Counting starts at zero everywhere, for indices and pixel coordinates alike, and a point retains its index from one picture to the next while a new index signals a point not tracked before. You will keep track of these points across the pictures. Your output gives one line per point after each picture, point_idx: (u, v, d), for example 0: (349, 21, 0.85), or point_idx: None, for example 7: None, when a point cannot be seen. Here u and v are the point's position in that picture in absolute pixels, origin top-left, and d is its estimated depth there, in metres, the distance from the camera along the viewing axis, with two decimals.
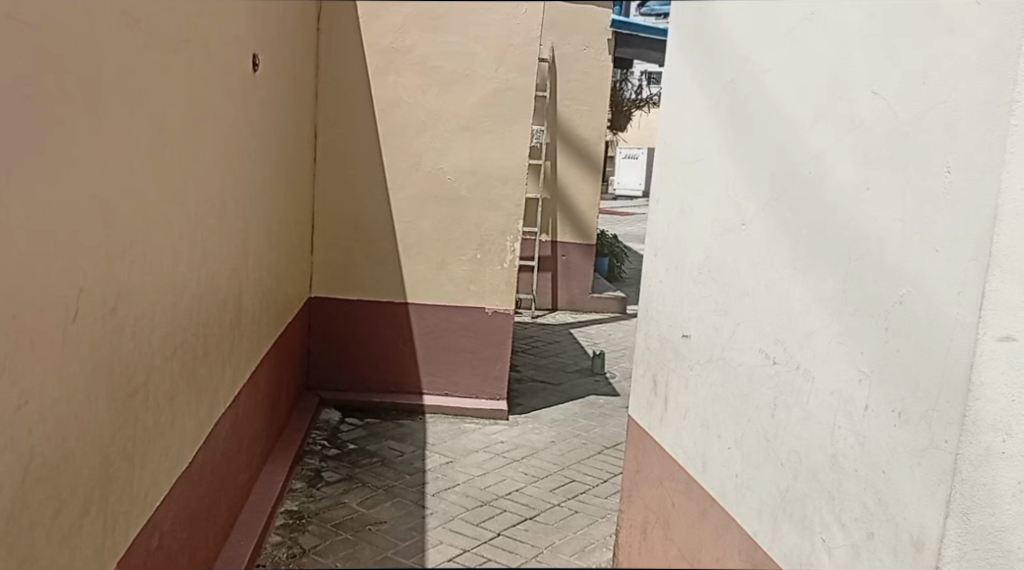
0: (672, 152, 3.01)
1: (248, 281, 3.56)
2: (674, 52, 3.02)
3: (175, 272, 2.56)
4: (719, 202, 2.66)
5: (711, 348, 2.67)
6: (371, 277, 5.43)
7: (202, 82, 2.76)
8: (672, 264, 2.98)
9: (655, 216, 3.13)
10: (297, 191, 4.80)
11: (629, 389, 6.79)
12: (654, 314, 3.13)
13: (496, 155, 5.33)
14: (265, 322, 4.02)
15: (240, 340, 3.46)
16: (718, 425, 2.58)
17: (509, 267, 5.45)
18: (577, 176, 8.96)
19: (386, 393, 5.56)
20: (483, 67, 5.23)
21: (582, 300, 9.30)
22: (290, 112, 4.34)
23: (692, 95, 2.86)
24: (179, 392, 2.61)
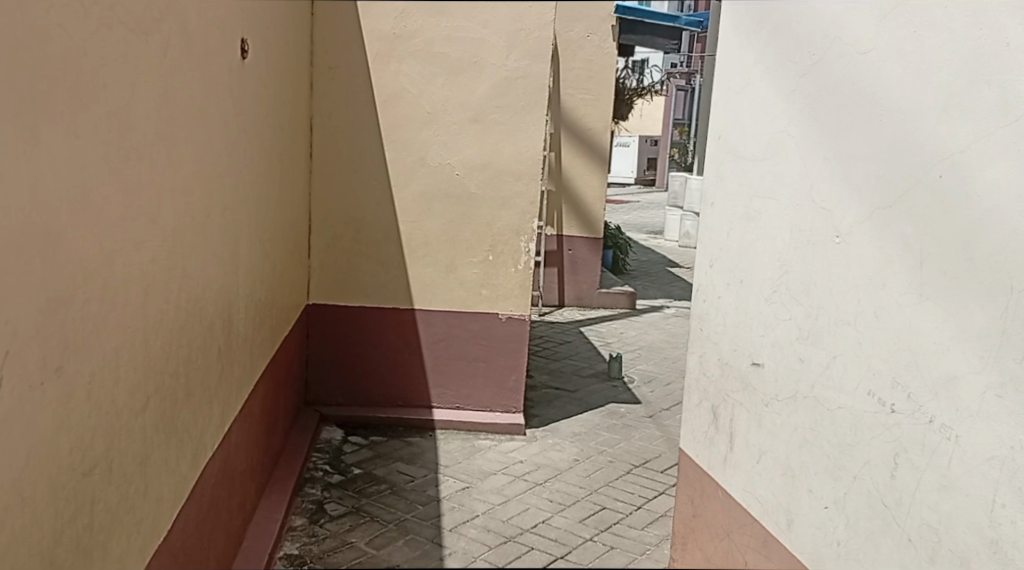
0: (729, 147, 2.55)
1: (247, 300, 3.13)
2: (729, 28, 2.56)
3: (172, 308, 2.13)
4: (799, 209, 2.21)
5: (793, 383, 2.22)
6: (374, 282, 4.98)
7: (199, 78, 2.33)
8: (733, 277, 2.53)
9: (708, 220, 2.68)
10: (292, 194, 4.36)
11: (650, 395, 6.35)
12: (710, 334, 2.67)
13: (509, 149, 4.87)
14: (263, 342, 3.58)
15: (239, 368, 3.01)
16: (808, 476, 2.15)
17: (524, 270, 5.00)
18: (583, 168, 8.48)
19: (392, 408, 5.11)
20: (494, 53, 4.79)
21: (591, 296, 8.85)
22: (282, 107, 3.88)
23: (758, 80, 2.41)
24: (153, 450, 2.03)
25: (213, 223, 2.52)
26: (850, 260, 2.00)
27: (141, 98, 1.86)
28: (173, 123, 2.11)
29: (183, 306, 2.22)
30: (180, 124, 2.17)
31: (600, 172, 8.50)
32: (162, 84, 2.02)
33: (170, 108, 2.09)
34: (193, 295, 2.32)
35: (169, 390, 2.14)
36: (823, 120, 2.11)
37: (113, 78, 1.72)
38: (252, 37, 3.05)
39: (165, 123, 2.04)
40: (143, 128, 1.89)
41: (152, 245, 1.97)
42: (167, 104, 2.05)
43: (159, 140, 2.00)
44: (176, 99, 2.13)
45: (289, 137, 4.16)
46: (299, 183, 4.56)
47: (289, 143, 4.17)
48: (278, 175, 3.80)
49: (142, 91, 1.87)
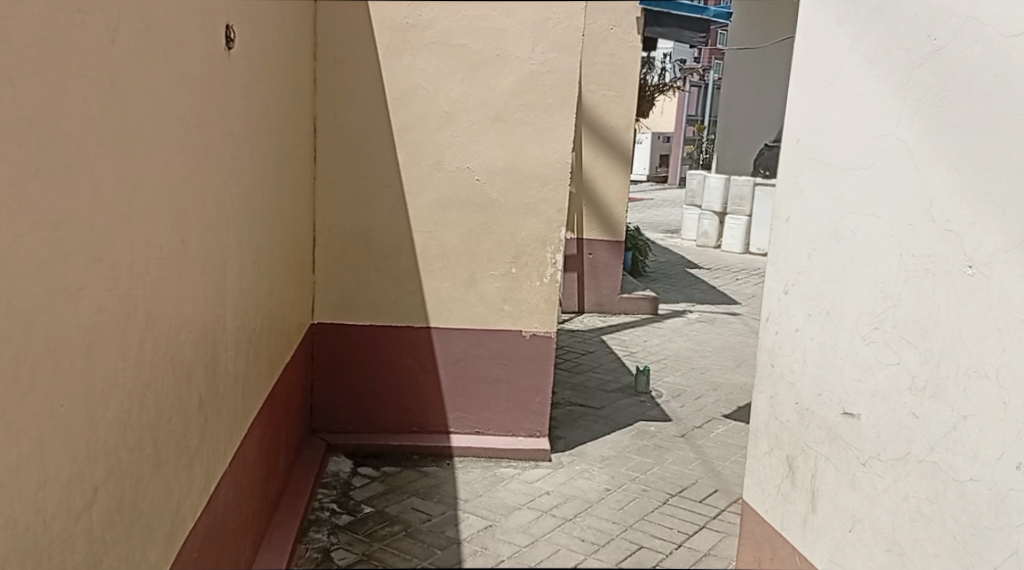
0: (817, 151, 2.44)
1: (241, 332, 2.76)
2: (819, 16, 2.44)
3: (134, 365, 1.75)
4: (908, 232, 2.09)
5: (897, 434, 2.09)
6: (386, 298, 4.80)
7: (168, 79, 1.96)
8: (816, 309, 2.41)
9: (784, 238, 2.57)
10: (293, 205, 3.99)
11: (680, 411, 5.96)
12: (785, 370, 2.53)
13: (534, 150, 4.65)
14: (261, 375, 3.20)
15: (231, 411, 2.64)
16: (917, 544, 2.02)
17: (550, 283, 4.82)
18: (605, 169, 8.06)
19: (405, 435, 4.95)
20: (518, 45, 4.56)
21: (612, 301, 8.44)
22: (281, 109, 3.50)
23: (856, 78, 2.29)
24: (106, 549, 1.63)
25: (193, 248, 2.16)
26: (980, 301, 1.88)
27: (67, 104, 1.48)
28: (128, 133, 1.73)
29: (151, 358, 1.84)
30: (140, 134, 1.79)
31: (621, 172, 8.08)
32: (108, 87, 1.64)
33: (124, 116, 1.71)
34: (166, 341, 1.94)
35: (133, 468, 1.75)
36: (944, 133, 1.99)
37: (16, 78, 1.33)
38: (242, 26, 2.68)
39: (115, 134, 1.67)
40: (75, 143, 1.51)
41: (93, 289, 1.58)
42: (116, 109, 1.67)
43: (105, 153, 1.62)
44: (131, 104, 1.75)
45: (289, 142, 3.79)
46: (300, 192, 4.33)
47: (290, 149, 3.80)
48: (277, 185, 3.43)
49: (70, 93, 1.49)
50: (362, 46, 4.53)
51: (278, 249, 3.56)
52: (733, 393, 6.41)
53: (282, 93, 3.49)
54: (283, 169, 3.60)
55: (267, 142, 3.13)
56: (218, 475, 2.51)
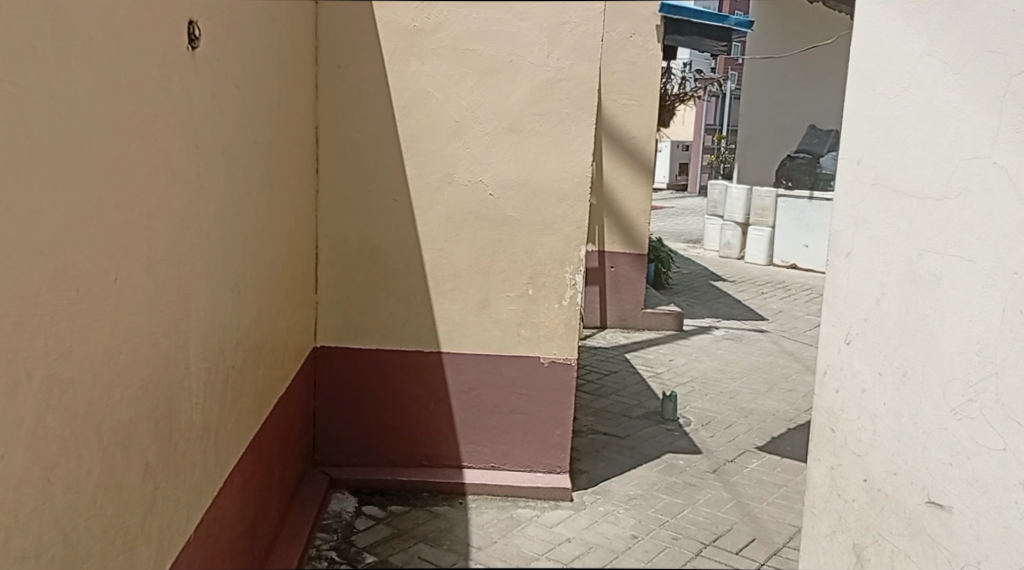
0: (886, 182, 2.55)
1: (213, 374, 2.43)
2: (887, 39, 2.55)
3: (19, 449, 1.40)
4: (994, 291, 2.21)
5: (982, 518, 2.23)
6: (393, 320, 4.48)
7: (93, 88, 1.61)
8: (888, 367, 2.54)
9: (843, 281, 2.69)
10: (288, 225, 3.65)
11: (710, 443, 5.55)
12: (847, 438, 2.69)
13: (551, 164, 4.30)
14: (244, 418, 2.85)
15: (192, 468, 2.30)
16: None
17: (570, 306, 4.45)
18: (626, 181, 7.62)
19: (415, 469, 4.61)
20: (533, 50, 4.20)
21: (636, 316, 8.02)
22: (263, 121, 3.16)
23: (934, 111, 2.40)
24: None
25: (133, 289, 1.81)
26: None
27: None
28: (12, 155, 1.37)
29: (52, 436, 1.48)
30: (32, 154, 1.43)
31: (644, 184, 7.64)
32: None
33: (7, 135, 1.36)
34: (81, 408, 1.58)
35: None
36: None
37: None
38: (218, 24, 2.36)
39: None
40: None
41: None
42: None
43: None
44: (19, 119, 1.39)
45: (284, 154, 3.45)
46: (301, 206, 4.04)
47: (284, 161, 3.46)
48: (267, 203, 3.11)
49: None
50: (367, 51, 4.21)
51: (269, 272, 3.22)
52: (766, 422, 5.96)
53: (275, 100, 3.16)
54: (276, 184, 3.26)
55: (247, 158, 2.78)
56: (178, 545, 2.18)
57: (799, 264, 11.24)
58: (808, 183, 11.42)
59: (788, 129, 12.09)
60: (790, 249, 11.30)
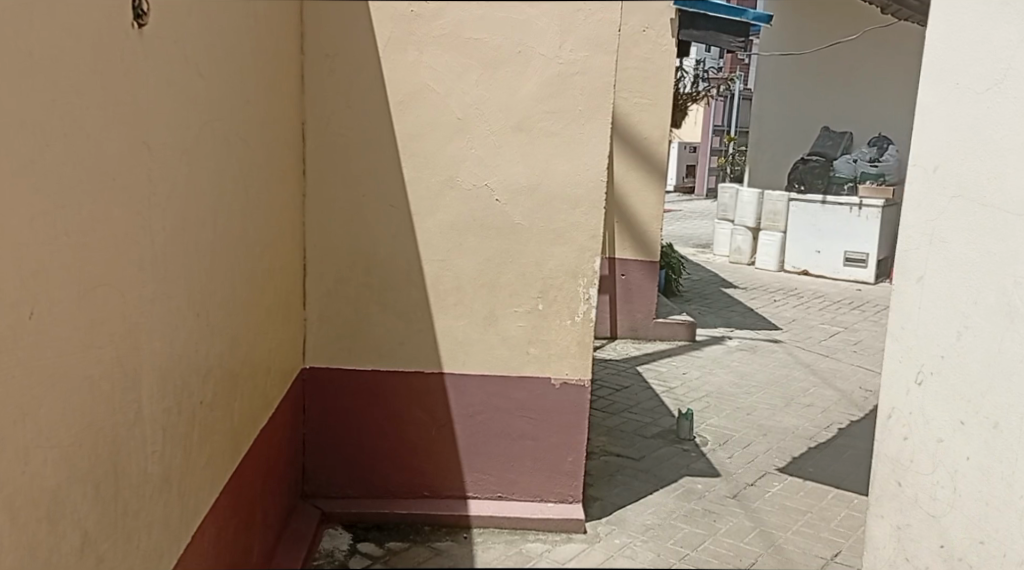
0: (958, 233, 2.83)
1: (126, 407, 2.12)
2: (951, 94, 2.81)
3: None
4: None
5: None
6: (391, 338, 4.16)
7: None
8: (970, 417, 2.82)
9: (910, 311, 2.95)
10: (257, 233, 3.33)
11: (729, 464, 5.13)
12: (918, 491, 2.98)
13: (563, 166, 3.94)
14: (184, 452, 2.54)
15: (99, 522, 1.99)
16: None
17: (583, 322, 4.12)
18: (637, 183, 7.25)
19: (417, 500, 4.34)
20: (544, 41, 3.83)
21: (647, 326, 7.67)
22: (227, 116, 2.82)
23: (1010, 167, 2.71)
24: None
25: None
26: None
27: None
28: None
29: None
30: None
31: (656, 186, 7.27)
32: None
33: None
34: None
35: None
36: None
37: None
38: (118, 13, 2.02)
39: None
40: None
41: None
42: None
43: None
44: None
45: (247, 160, 3.12)
46: (283, 214, 3.73)
47: (247, 168, 3.13)
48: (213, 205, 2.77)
49: None
50: (359, 43, 3.86)
51: (223, 293, 2.90)
52: (787, 440, 5.54)
53: (229, 97, 2.82)
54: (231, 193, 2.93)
55: (184, 157, 2.44)
56: None
57: (811, 271, 10.86)
58: (821, 187, 10.86)
59: (800, 132, 11.54)
60: (802, 256, 10.90)
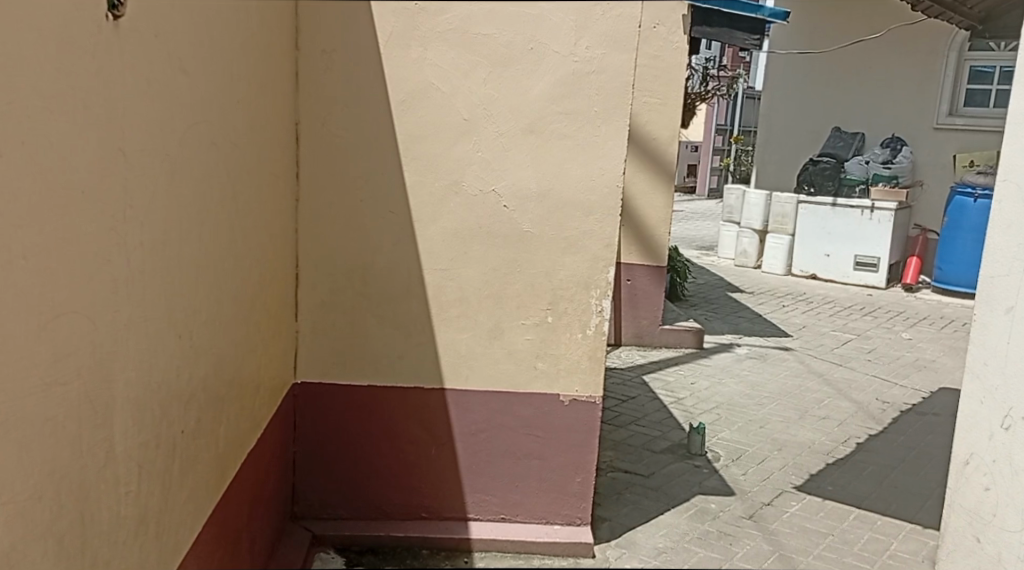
0: None
1: (91, 447, 1.89)
2: None
3: None
4: None
5: None
6: (390, 352, 3.94)
7: None
8: None
9: (995, 345, 3.04)
10: (246, 242, 3.10)
11: (744, 482, 4.93)
12: (1000, 544, 3.08)
13: (576, 170, 3.71)
14: (160, 487, 2.31)
15: None
16: None
17: (595, 336, 3.89)
18: (645, 186, 7.00)
19: (415, 523, 4.11)
20: (557, 37, 3.59)
21: (653, 333, 7.45)
22: (215, 117, 2.59)
23: None
24: None
25: None
26: None
27: None
28: None
29: None
30: None
31: (665, 189, 7.03)
32: None
33: None
34: None
35: None
36: None
37: None
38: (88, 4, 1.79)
39: None
40: None
41: None
42: None
43: None
44: None
45: (236, 164, 2.89)
46: (274, 221, 3.49)
47: (236, 173, 2.90)
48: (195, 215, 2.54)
49: None
50: (359, 38, 3.62)
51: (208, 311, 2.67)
52: (803, 456, 5.32)
53: (217, 97, 2.59)
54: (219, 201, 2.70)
55: (167, 162, 2.20)
56: None
57: (819, 274, 10.68)
58: (831, 189, 10.61)
59: (808, 132, 11.28)
60: (809, 259, 10.71)
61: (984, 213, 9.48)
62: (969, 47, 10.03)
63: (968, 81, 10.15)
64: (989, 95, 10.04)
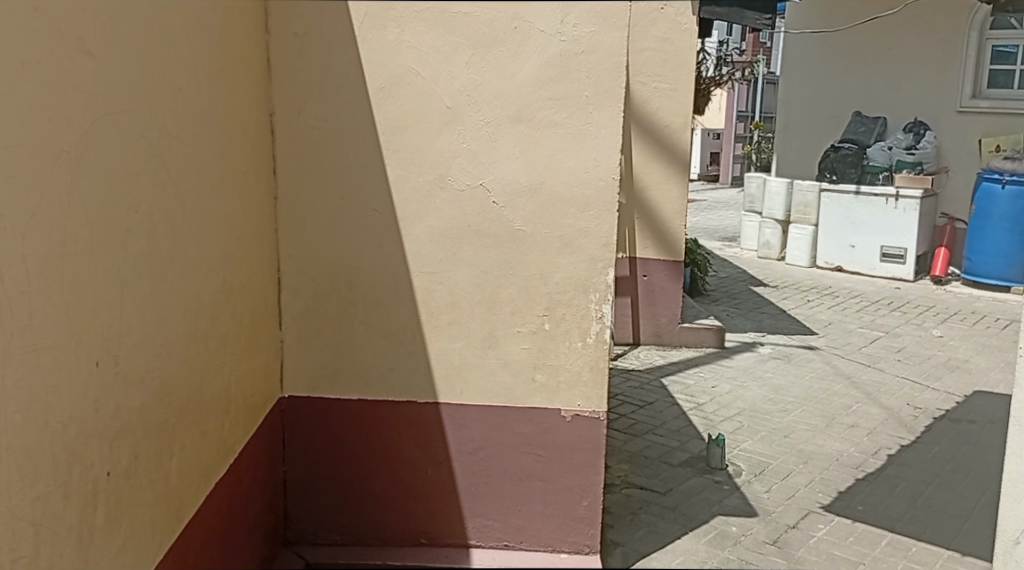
0: None
1: None
2: None
3: None
4: None
5: None
6: (378, 363, 3.57)
7: None
8: None
9: None
10: (204, 249, 2.74)
11: (767, 500, 4.56)
12: None
13: (568, 162, 3.32)
14: (73, 541, 1.98)
15: None
16: None
17: (596, 345, 3.50)
18: (658, 177, 6.59)
19: (411, 550, 3.74)
20: (543, 14, 3.20)
21: (672, 332, 7.05)
22: (131, 107, 2.24)
23: None
24: None
25: None
26: None
27: None
28: None
29: None
30: None
31: (679, 180, 6.61)
32: None
33: None
34: None
35: None
36: None
37: None
38: None
39: None
40: None
41: None
42: None
43: None
44: None
45: (178, 161, 2.53)
46: (247, 223, 3.14)
47: (180, 170, 2.54)
48: (121, 221, 2.20)
49: None
50: (330, 18, 3.25)
51: (145, 330, 2.32)
52: (830, 470, 4.92)
53: (130, 85, 2.23)
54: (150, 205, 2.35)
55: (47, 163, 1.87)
56: None
57: (845, 267, 10.22)
58: (854, 176, 10.12)
59: (830, 116, 10.79)
60: (835, 251, 10.25)
61: (1013, 201, 9.01)
62: (991, 25, 9.54)
63: (990, 63, 9.65)
64: (1013, 76, 9.54)
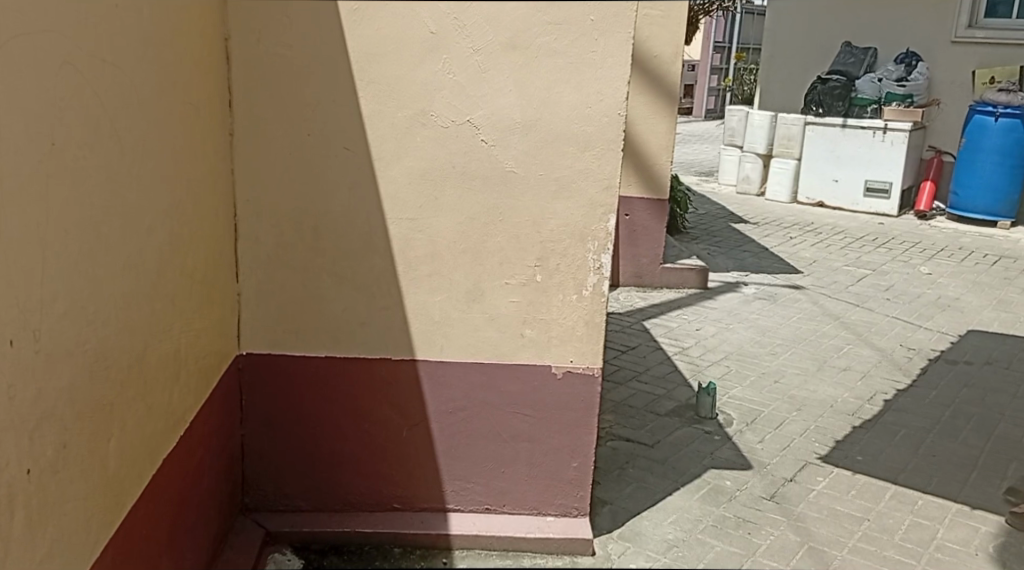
0: None
1: None
2: None
3: None
4: None
5: None
6: (349, 318, 3.27)
7: None
8: None
9: None
10: (147, 195, 2.40)
11: (761, 451, 4.35)
12: None
13: (569, 96, 2.96)
14: None
15: None
16: None
17: (593, 297, 3.22)
18: (647, 110, 6.23)
19: (385, 515, 3.49)
20: None
21: (654, 273, 6.82)
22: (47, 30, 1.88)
23: None
24: None
25: None
26: None
27: None
28: None
29: None
30: None
31: (668, 114, 6.23)
32: None
33: None
34: None
35: None
36: None
37: None
38: None
39: None
40: None
41: None
42: None
43: None
44: None
45: (114, 93, 2.17)
46: (197, 165, 2.79)
47: (115, 104, 2.18)
48: (38, 169, 1.85)
49: None
50: None
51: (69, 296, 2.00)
52: (824, 418, 4.72)
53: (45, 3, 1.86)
54: (76, 147, 2.00)
55: None
56: None
57: (827, 202, 10.01)
58: (841, 110, 9.77)
59: (818, 46, 10.46)
60: (817, 186, 10.03)
61: (1003, 133, 8.78)
62: None
63: None
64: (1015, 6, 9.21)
